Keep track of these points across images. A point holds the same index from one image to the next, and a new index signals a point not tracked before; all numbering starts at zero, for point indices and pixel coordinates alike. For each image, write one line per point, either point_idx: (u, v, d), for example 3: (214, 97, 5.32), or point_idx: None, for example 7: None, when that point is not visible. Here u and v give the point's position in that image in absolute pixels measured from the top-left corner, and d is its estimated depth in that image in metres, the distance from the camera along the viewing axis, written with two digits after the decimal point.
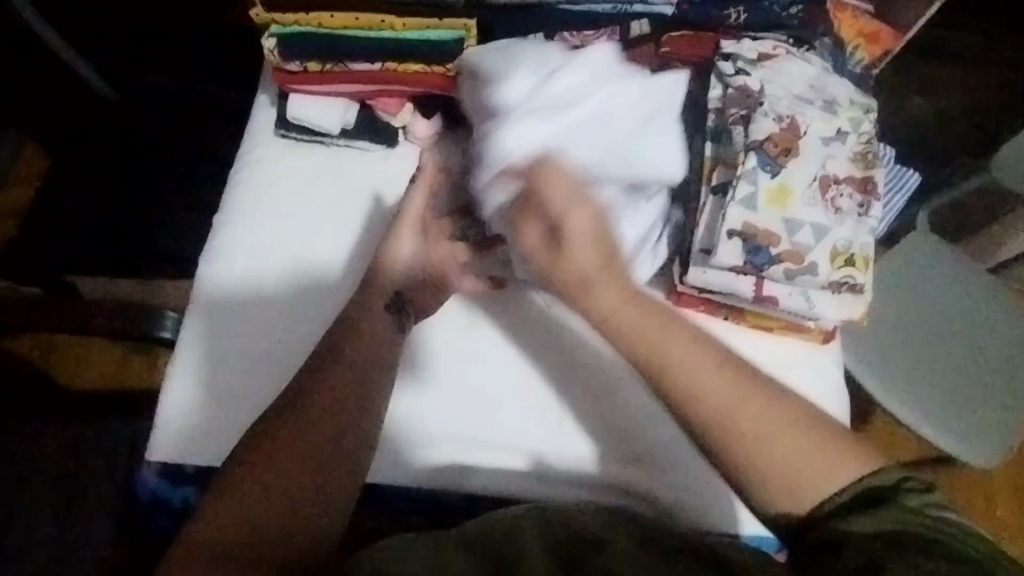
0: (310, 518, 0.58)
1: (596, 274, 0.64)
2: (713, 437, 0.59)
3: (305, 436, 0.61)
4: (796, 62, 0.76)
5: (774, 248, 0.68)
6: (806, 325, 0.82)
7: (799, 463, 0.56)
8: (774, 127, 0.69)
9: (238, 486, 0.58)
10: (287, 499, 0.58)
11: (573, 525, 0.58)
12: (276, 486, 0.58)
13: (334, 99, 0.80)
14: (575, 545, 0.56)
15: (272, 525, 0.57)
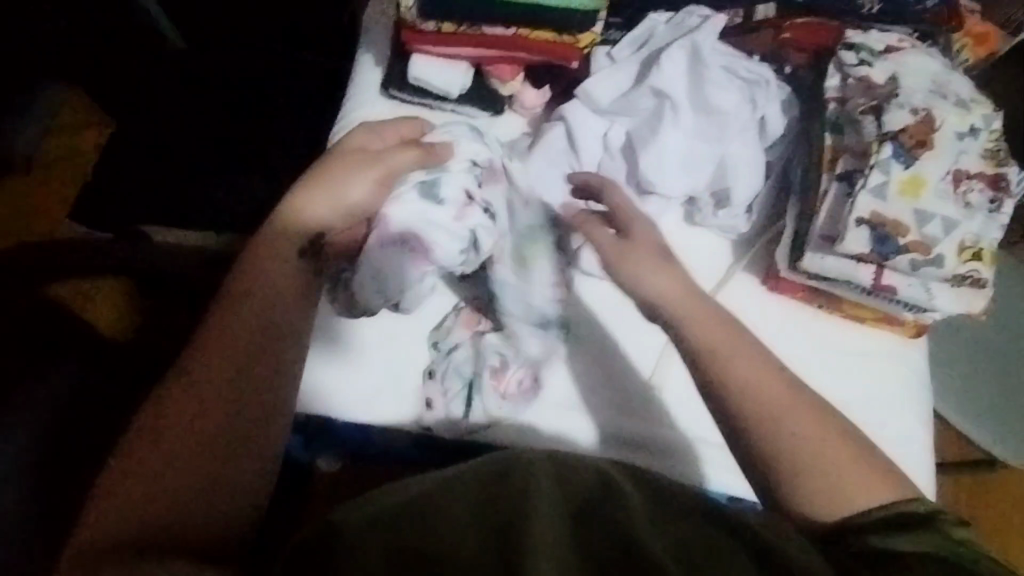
0: (208, 513, 0.55)
1: (682, 299, 0.67)
2: (745, 417, 0.61)
3: (202, 393, 0.59)
4: (923, 56, 0.76)
5: (901, 239, 0.69)
6: (900, 317, 0.83)
7: (811, 442, 0.60)
8: (908, 119, 0.71)
9: (134, 468, 0.55)
10: (193, 473, 0.56)
11: (577, 473, 0.48)
12: (176, 467, 0.56)
13: (459, 62, 0.81)
14: (588, 509, 0.46)
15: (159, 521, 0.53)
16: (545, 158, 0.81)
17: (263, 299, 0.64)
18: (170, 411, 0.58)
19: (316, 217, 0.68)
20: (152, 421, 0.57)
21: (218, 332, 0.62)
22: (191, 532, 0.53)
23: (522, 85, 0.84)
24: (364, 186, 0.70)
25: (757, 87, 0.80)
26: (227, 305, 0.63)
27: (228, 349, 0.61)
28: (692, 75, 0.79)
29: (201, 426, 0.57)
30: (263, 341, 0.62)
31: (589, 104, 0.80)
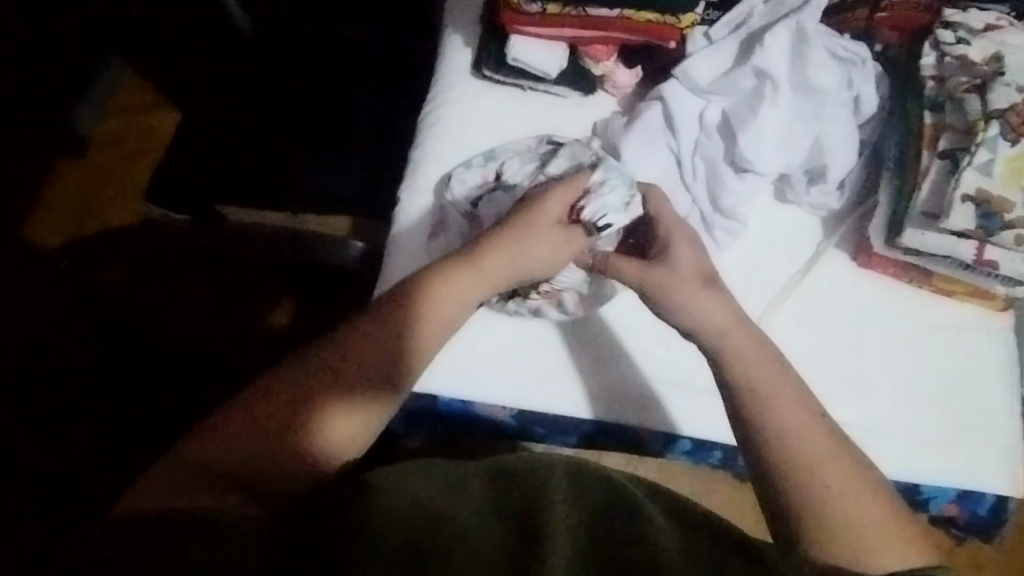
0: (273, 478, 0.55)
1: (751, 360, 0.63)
2: (772, 448, 0.58)
3: (298, 412, 0.57)
4: (1021, 34, 0.77)
5: (1006, 215, 0.71)
6: (991, 291, 0.84)
7: (842, 479, 0.57)
8: (1015, 97, 0.72)
9: (223, 437, 0.56)
10: (267, 447, 0.56)
11: (616, 490, 0.45)
12: (255, 440, 0.56)
13: (557, 43, 0.83)
14: (607, 522, 0.43)
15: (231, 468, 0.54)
16: (643, 137, 0.82)
17: (370, 350, 0.61)
18: (264, 411, 0.57)
19: (428, 318, 0.64)
20: (251, 401, 0.57)
21: (332, 364, 0.60)
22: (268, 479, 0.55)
23: (615, 65, 0.85)
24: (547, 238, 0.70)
25: (854, 67, 0.81)
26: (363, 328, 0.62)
27: (332, 393, 0.59)
28: (790, 60, 0.79)
29: (272, 442, 0.56)
30: (354, 395, 0.59)
31: (688, 83, 0.81)
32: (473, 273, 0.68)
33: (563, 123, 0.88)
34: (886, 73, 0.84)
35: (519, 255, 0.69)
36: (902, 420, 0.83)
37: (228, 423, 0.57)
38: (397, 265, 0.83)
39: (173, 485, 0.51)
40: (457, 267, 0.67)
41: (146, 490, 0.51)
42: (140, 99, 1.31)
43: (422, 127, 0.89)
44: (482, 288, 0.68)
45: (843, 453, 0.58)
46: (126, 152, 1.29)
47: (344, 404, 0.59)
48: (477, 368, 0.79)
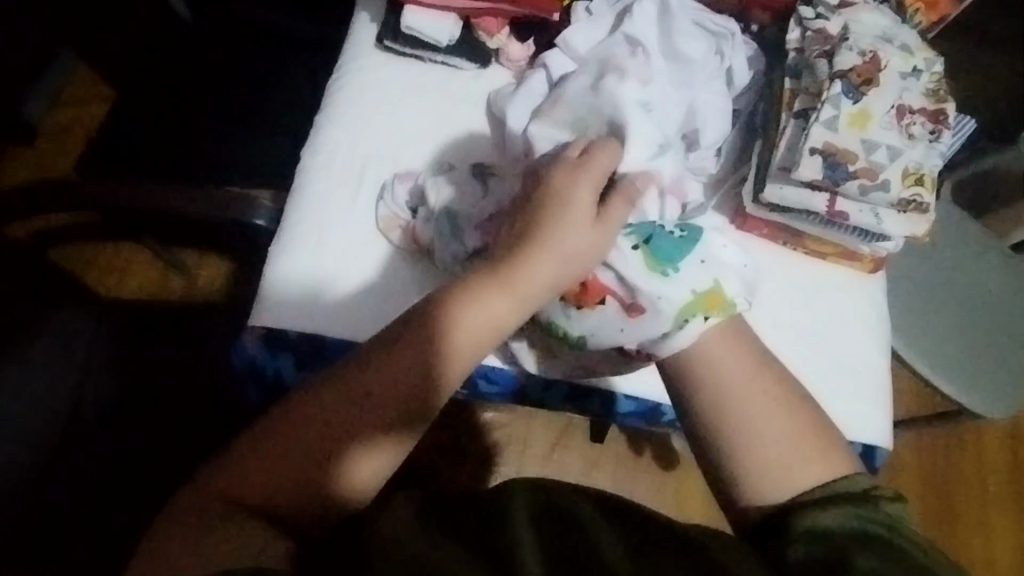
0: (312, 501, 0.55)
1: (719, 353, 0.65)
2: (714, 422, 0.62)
3: (319, 441, 0.55)
4: (873, 12, 0.83)
5: (851, 165, 0.76)
6: (859, 253, 0.88)
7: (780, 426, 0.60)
8: (856, 60, 0.78)
9: (253, 457, 0.54)
10: (307, 458, 0.55)
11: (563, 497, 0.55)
12: (285, 455, 0.54)
13: (447, 14, 0.90)
14: (563, 522, 0.53)
15: (262, 497, 0.54)
16: (528, 100, 0.88)
17: (407, 360, 0.58)
18: (285, 436, 0.55)
19: (459, 341, 0.60)
20: (286, 424, 0.55)
21: (349, 391, 0.57)
22: (306, 503, 0.54)
23: (508, 39, 0.92)
24: (580, 232, 0.62)
25: (723, 39, 0.88)
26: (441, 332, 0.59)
27: (362, 406, 0.57)
28: (661, 29, 0.87)
29: (299, 461, 0.54)
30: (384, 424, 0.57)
31: (570, 52, 0.89)
32: (503, 286, 0.61)
33: (462, 93, 0.93)
34: (761, 49, 0.91)
35: (556, 260, 0.62)
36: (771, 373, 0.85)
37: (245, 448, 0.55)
38: (296, 216, 0.86)
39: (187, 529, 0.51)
40: (497, 289, 0.61)
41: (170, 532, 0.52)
42: (85, 89, 1.36)
43: (326, 94, 0.93)
44: (513, 300, 0.61)
45: (795, 417, 0.61)
46: (72, 142, 1.33)
47: (356, 410, 0.56)
48: (368, 311, 0.83)
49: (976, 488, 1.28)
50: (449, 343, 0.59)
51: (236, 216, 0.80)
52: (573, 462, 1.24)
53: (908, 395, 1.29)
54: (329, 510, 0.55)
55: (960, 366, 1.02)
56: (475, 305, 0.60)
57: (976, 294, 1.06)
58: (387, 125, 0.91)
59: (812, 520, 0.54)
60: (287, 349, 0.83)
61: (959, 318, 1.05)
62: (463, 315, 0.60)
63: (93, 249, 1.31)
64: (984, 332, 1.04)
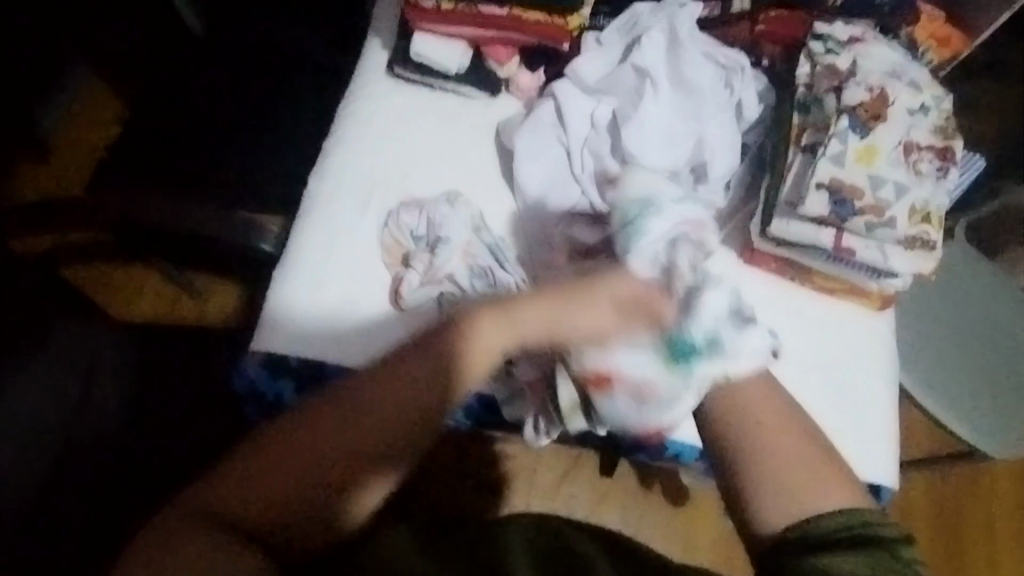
0: (298, 520, 0.58)
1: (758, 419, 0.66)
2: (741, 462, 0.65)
3: (300, 470, 0.58)
4: (883, 46, 0.83)
5: (857, 202, 0.76)
6: (866, 290, 0.87)
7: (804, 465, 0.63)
8: (864, 95, 0.78)
9: (254, 463, 0.57)
10: (298, 478, 0.57)
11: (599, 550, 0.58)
12: (281, 474, 0.57)
13: (456, 42, 0.91)
14: None
15: (251, 513, 0.57)
16: (535, 128, 0.89)
17: (405, 393, 0.60)
18: (285, 451, 0.57)
19: (466, 364, 0.62)
20: (290, 435, 0.58)
21: (339, 419, 0.58)
22: (292, 519, 0.58)
23: (518, 68, 0.93)
24: (599, 316, 0.63)
25: (733, 71, 0.88)
26: (440, 371, 0.61)
27: (354, 438, 0.58)
28: (671, 61, 0.87)
29: (279, 483, 0.57)
30: (376, 457, 0.60)
31: (579, 82, 0.89)
32: (503, 320, 0.63)
33: (470, 120, 0.93)
34: (770, 83, 0.91)
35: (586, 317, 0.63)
36: None
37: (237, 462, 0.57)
38: (300, 239, 0.86)
39: (181, 533, 0.54)
40: (484, 320, 0.62)
41: (164, 534, 0.54)
42: (99, 110, 1.38)
43: (335, 119, 0.93)
44: (502, 341, 0.63)
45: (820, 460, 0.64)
46: (84, 160, 1.34)
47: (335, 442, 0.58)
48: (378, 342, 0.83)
49: (986, 531, 1.25)
50: (459, 368, 0.61)
51: (242, 239, 0.80)
52: (577, 496, 1.22)
53: (917, 433, 1.27)
54: (313, 526, 0.59)
55: (967, 406, 1.01)
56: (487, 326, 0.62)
57: (987, 332, 1.05)
58: (396, 151, 0.91)
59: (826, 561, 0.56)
60: (288, 375, 0.83)
61: (968, 357, 1.04)
62: (473, 329, 0.62)
63: (103, 268, 1.31)
64: (992, 372, 1.03)
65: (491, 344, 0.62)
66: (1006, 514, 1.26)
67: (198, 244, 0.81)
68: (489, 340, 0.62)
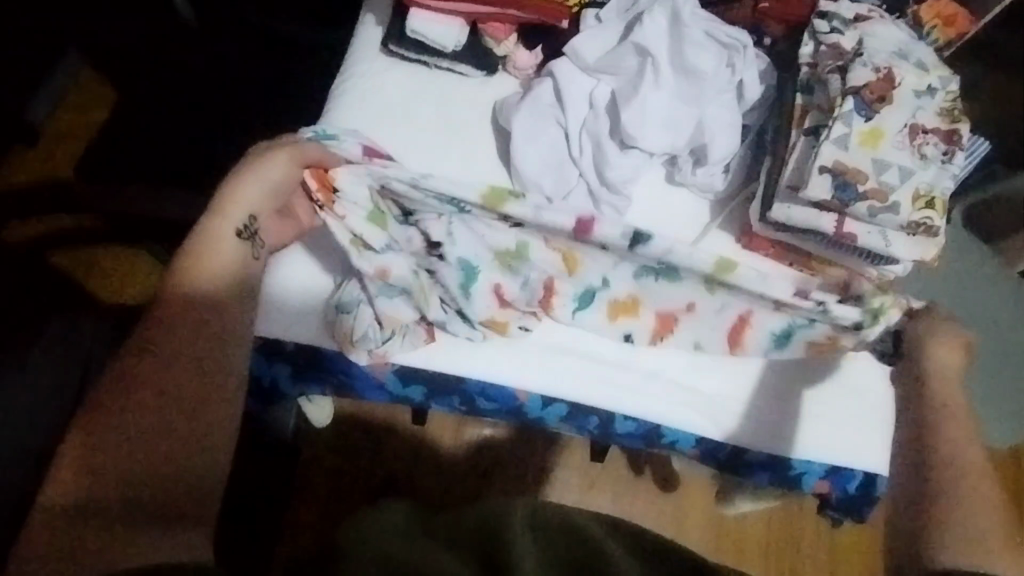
0: (162, 482, 0.62)
1: None
2: None
3: (140, 436, 0.63)
4: (890, 26, 0.81)
5: (861, 186, 0.75)
6: (867, 275, 0.86)
7: None
8: (870, 76, 0.76)
9: (95, 448, 0.62)
10: (144, 443, 0.63)
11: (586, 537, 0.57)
12: (133, 441, 0.63)
13: (453, 19, 0.89)
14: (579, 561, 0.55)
15: (117, 489, 0.61)
16: (533, 108, 0.87)
17: (182, 322, 0.68)
18: (105, 428, 0.63)
19: (206, 268, 0.70)
20: (108, 419, 0.63)
21: (129, 381, 0.65)
22: (170, 481, 0.62)
23: (515, 46, 0.91)
24: (252, 198, 0.73)
25: (735, 52, 0.86)
26: (184, 309, 0.68)
27: (171, 389, 0.65)
28: (672, 40, 0.85)
29: (128, 458, 0.62)
30: (202, 380, 0.66)
31: (577, 61, 0.87)
32: (216, 214, 0.72)
33: (467, 100, 0.91)
34: (773, 63, 0.89)
35: (255, 188, 0.74)
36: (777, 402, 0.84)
37: (65, 467, 0.61)
38: None
39: (59, 528, 0.58)
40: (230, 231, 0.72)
41: (40, 529, 0.58)
42: (88, 90, 1.36)
43: (328, 98, 0.92)
44: (231, 224, 0.72)
45: None
46: (72, 143, 1.32)
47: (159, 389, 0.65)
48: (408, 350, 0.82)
49: None
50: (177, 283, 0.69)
51: None
52: (571, 480, 1.21)
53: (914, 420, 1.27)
54: (188, 486, 0.63)
55: (967, 394, 1.00)
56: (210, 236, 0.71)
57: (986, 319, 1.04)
58: (389, 130, 0.89)
59: None
60: (283, 359, 0.83)
61: (967, 344, 1.02)
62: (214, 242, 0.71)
63: (94, 251, 1.29)
64: (992, 360, 1.02)
65: (226, 256, 0.71)
66: None
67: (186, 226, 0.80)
68: (220, 263, 0.71)
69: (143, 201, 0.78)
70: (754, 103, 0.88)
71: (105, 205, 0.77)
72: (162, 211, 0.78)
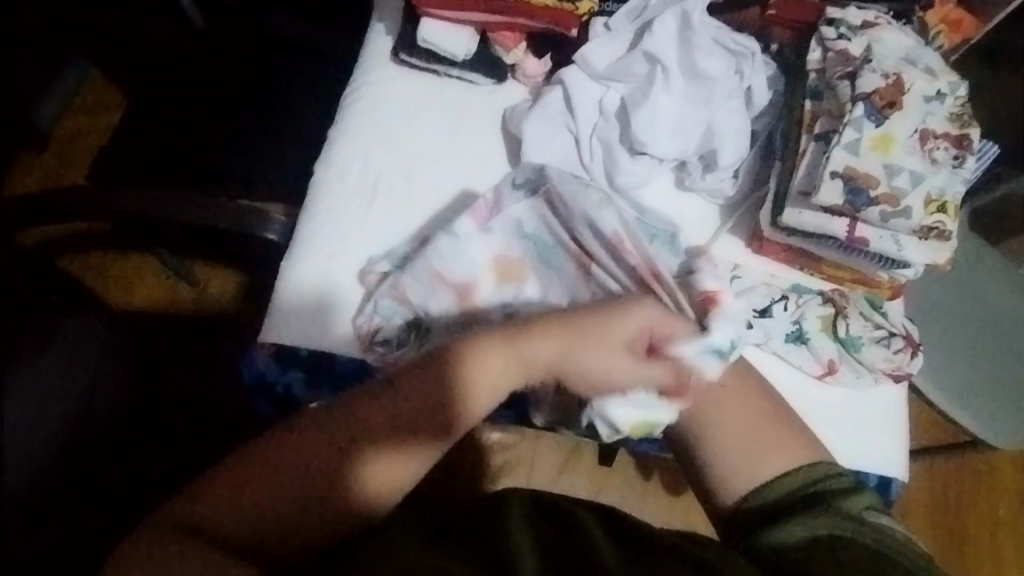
0: (290, 522, 0.53)
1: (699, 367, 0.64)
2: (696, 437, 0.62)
3: (264, 493, 0.53)
4: (897, 32, 0.82)
5: (872, 190, 0.75)
6: (876, 279, 0.86)
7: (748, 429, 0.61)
8: (880, 82, 0.77)
9: (237, 482, 0.53)
10: (288, 495, 0.53)
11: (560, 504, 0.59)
12: (282, 477, 0.53)
13: (463, 28, 0.89)
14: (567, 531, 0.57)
15: (247, 531, 0.52)
16: (544, 116, 0.88)
17: (417, 391, 0.57)
18: (262, 467, 0.54)
19: (473, 381, 0.59)
20: (281, 446, 0.54)
21: (270, 455, 0.54)
22: (317, 523, 0.53)
23: (525, 55, 0.91)
24: (609, 355, 0.59)
25: (743, 58, 0.86)
26: (408, 372, 0.58)
27: (318, 457, 0.54)
28: (681, 47, 0.86)
29: (288, 498, 0.53)
30: (376, 445, 0.55)
31: (587, 69, 0.88)
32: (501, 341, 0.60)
33: (476, 108, 0.92)
34: (780, 69, 0.90)
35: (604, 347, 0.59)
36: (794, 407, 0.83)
37: (217, 483, 0.53)
38: (305, 228, 0.85)
39: (182, 550, 0.49)
40: (494, 346, 0.60)
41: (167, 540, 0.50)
42: (97, 98, 1.36)
43: (338, 106, 0.92)
44: (509, 354, 0.60)
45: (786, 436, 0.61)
46: (83, 150, 1.33)
47: (400, 476, 0.56)
48: None
49: (989, 520, 1.25)
50: (461, 378, 0.59)
51: (248, 229, 0.79)
52: (581, 485, 1.22)
53: (922, 423, 1.27)
54: (328, 524, 0.54)
55: (976, 396, 1.00)
56: (481, 350, 0.59)
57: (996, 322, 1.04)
58: (400, 139, 0.89)
59: (777, 529, 0.55)
60: (297, 367, 0.82)
61: (976, 347, 1.02)
62: (467, 365, 0.59)
63: (103, 258, 1.30)
64: (1001, 362, 1.02)
65: (493, 359, 0.59)
66: (1007, 502, 1.26)
67: (200, 235, 0.80)
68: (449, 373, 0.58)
69: (157, 212, 0.78)
70: (762, 108, 0.88)
71: (120, 215, 0.78)
72: (176, 220, 0.78)
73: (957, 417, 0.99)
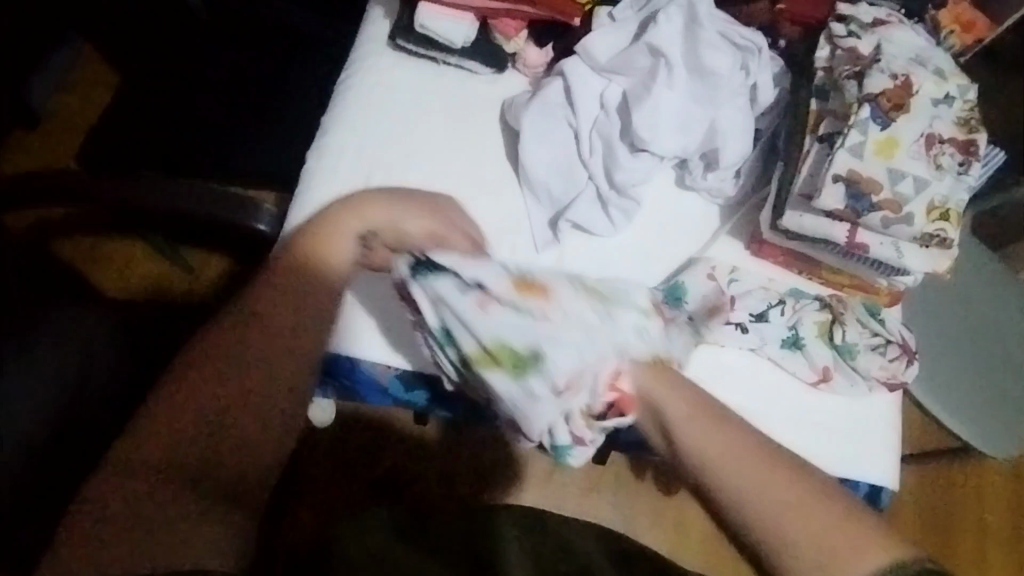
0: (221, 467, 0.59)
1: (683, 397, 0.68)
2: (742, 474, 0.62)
3: (188, 425, 0.59)
4: (907, 32, 0.80)
5: (875, 195, 0.73)
6: (876, 285, 0.85)
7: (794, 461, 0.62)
8: (887, 83, 0.75)
9: (170, 404, 0.59)
10: (209, 410, 0.60)
11: None
12: (202, 397, 0.60)
13: (462, 16, 0.88)
14: None
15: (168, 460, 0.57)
16: (543, 107, 0.86)
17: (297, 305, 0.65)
18: (193, 389, 0.60)
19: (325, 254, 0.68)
20: (198, 378, 0.61)
21: (201, 364, 0.61)
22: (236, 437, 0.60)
23: (526, 43, 0.90)
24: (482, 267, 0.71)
25: (749, 54, 0.84)
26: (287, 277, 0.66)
27: (234, 355, 0.62)
28: (688, 41, 0.84)
29: (199, 411, 0.59)
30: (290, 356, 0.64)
31: (589, 61, 0.86)
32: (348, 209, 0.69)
33: (474, 96, 0.90)
34: (786, 66, 0.88)
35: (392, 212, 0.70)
36: (791, 417, 0.81)
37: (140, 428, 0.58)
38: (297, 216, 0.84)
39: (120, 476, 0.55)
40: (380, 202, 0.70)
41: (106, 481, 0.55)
42: (91, 76, 1.34)
43: (332, 93, 0.90)
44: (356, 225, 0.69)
45: None
46: (77, 129, 1.31)
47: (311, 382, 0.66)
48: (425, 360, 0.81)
49: (978, 526, 1.24)
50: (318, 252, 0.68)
51: (236, 216, 0.77)
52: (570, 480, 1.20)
53: (915, 427, 1.25)
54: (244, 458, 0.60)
55: (971, 404, 0.99)
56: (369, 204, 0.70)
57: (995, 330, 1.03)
58: (394, 126, 0.88)
59: None
60: None
61: (974, 354, 1.01)
62: (341, 222, 0.69)
63: (94, 238, 1.28)
64: (998, 371, 1.00)
65: (404, 218, 0.70)
66: (997, 508, 1.25)
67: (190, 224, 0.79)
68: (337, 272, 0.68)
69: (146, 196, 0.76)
70: (766, 107, 0.87)
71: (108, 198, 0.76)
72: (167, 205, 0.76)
73: (951, 425, 0.98)
